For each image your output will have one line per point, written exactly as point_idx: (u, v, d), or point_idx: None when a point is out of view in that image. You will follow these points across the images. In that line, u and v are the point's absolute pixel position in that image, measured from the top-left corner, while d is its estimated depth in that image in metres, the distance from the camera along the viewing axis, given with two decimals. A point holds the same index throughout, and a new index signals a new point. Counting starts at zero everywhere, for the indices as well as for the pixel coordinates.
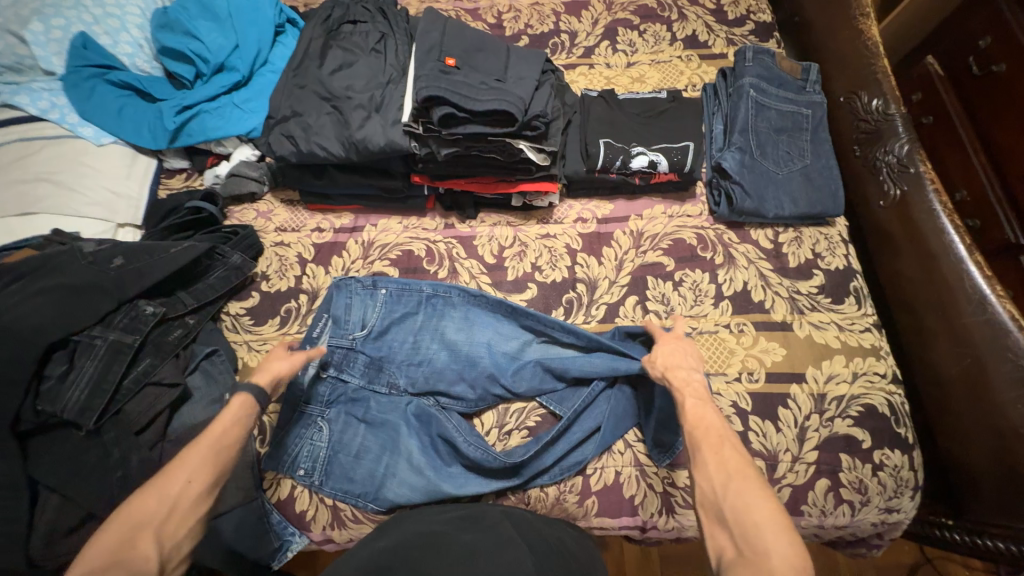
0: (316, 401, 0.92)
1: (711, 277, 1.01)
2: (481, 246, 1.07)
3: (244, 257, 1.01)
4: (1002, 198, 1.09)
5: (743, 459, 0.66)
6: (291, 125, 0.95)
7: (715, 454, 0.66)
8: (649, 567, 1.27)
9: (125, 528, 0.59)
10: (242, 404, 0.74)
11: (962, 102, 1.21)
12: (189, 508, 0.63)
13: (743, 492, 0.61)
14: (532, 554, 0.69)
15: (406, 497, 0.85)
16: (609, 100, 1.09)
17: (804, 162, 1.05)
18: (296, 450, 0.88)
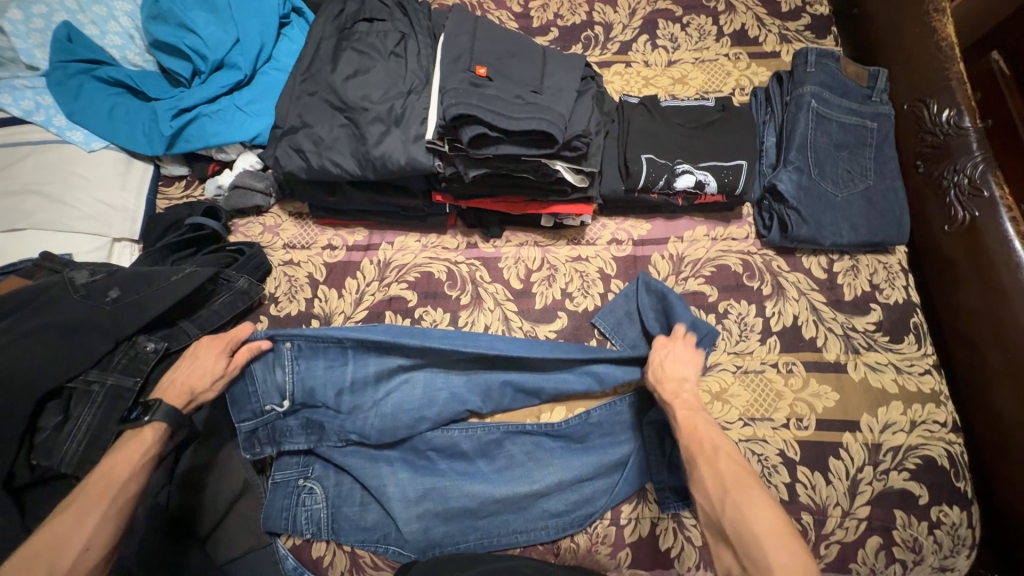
0: (286, 464, 0.86)
1: (758, 310, 0.93)
2: (506, 269, 0.99)
3: (250, 280, 0.93)
4: None
5: (742, 469, 0.68)
6: (300, 138, 0.85)
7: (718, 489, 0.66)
8: None
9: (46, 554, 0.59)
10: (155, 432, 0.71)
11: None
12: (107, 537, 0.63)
13: (742, 501, 0.63)
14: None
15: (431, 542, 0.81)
16: (651, 107, 0.98)
17: (865, 183, 0.95)
18: (292, 512, 0.82)
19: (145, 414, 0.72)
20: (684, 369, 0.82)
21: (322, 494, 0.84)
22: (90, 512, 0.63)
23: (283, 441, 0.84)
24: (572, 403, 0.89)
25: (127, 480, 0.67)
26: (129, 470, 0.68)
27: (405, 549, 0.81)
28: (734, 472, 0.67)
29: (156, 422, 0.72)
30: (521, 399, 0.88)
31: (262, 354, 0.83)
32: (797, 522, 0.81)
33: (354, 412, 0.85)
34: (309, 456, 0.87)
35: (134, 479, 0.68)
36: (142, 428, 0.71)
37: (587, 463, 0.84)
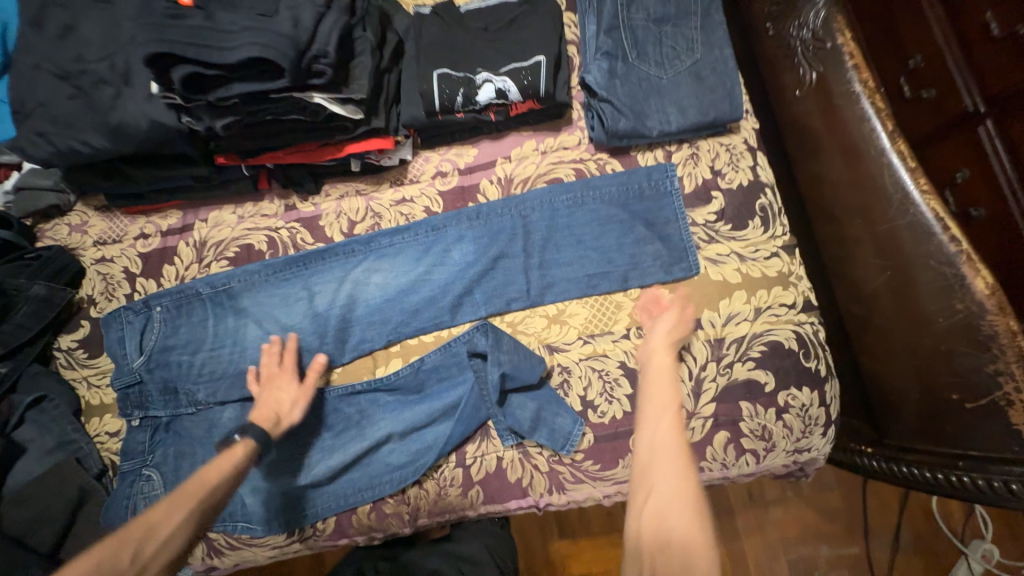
0: (130, 454, 0.83)
1: (590, 220, 0.86)
2: (328, 226, 0.92)
3: (50, 286, 0.87)
4: (962, 62, 0.87)
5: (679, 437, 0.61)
6: (39, 120, 0.76)
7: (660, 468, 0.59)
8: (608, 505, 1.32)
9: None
10: (244, 450, 0.72)
11: None
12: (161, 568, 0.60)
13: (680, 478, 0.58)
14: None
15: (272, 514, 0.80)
16: (446, 15, 0.86)
17: (692, 58, 0.84)
18: (128, 509, 0.79)
19: (238, 434, 0.73)
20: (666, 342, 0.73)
21: (160, 480, 0.81)
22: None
23: (147, 409, 0.85)
24: (407, 352, 0.85)
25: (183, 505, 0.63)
26: (219, 480, 0.67)
27: (253, 523, 0.80)
28: (671, 433, 0.62)
29: (248, 440, 0.73)
30: (368, 343, 0.85)
31: (120, 318, 0.87)
32: None
33: (204, 374, 0.85)
34: (154, 445, 0.84)
35: (220, 493, 0.67)
36: (233, 445, 0.72)
37: (422, 411, 0.82)
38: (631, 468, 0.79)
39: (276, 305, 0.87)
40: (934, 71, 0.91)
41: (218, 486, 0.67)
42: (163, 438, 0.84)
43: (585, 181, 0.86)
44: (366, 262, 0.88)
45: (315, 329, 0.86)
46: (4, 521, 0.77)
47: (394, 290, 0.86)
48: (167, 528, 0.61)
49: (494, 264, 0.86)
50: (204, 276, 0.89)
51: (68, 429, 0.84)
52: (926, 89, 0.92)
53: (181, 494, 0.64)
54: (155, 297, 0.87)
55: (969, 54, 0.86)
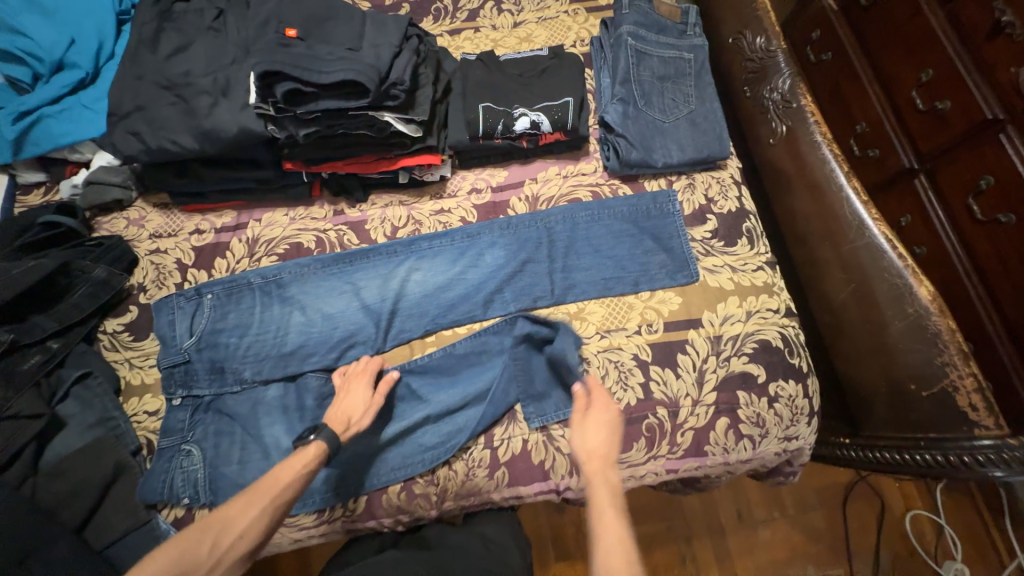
0: (171, 431, 0.87)
1: (606, 233, 1.00)
2: (373, 230, 1.03)
3: (110, 270, 0.94)
4: (898, 127, 1.10)
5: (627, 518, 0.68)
6: (136, 121, 0.87)
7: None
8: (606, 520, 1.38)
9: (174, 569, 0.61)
10: (315, 452, 0.76)
11: (857, 35, 1.18)
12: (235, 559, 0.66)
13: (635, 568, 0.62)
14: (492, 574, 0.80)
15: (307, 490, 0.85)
16: (488, 62, 1.04)
17: (688, 108, 1.04)
18: (166, 481, 0.83)
19: (311, 433, 0.78)
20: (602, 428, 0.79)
21: (200, 455, 0.85)
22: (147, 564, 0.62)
23: (191, 388, 0.89)
24: (442, 343, 0.94)
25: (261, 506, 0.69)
26: (289, 480, 0.72)
27: None
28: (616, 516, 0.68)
29: (320, 441, 0.77)
30: (407, 332, 0.94)
31: (173, 302, 0.93)
32: (654, 416, 0.88)
33: (250, 355, 0.91)
34: (194, 424, 0.88)
35: (290, 490, 0.72)
36: (307, 444, 0.77)
37: (455, 394, 0.90)
38: (644, 451, 0.88)
39: (323, 296, 0.96)
40: (876, 135, 1.14)
41: (286, 483, 0.72)
42: (202, 417, 0.89)
43: (601, 203, 1.02)
44: (408, 262, 0.99)
45: (358, 319, 0.95)
46: (38, 492, 0.79)
47: (433, 287, 0.97)
48: (242, 521, 0.67)
49: (524, 269, 0.98)
50: (256, 268, 0.98)
51: (108, 406, 0.87)
52: (872, 149, 1.15)
53: (254, 492, 0.70)
54: (207, 285, 0.95)
55: (902, 122, 1.09)
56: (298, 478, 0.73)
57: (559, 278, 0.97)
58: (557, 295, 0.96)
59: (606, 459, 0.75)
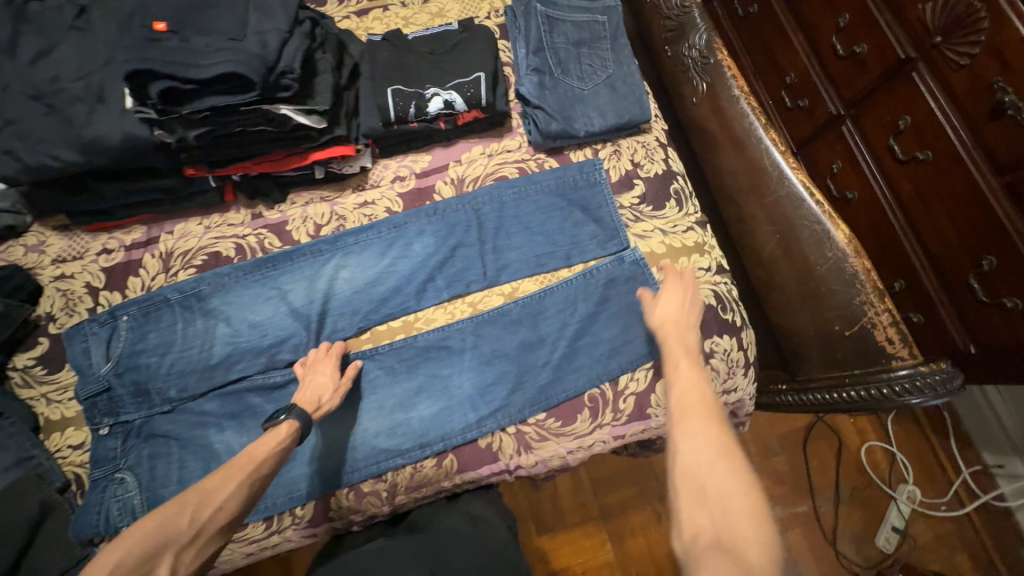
0: (100, 462, 0.82)
1: (534, 210, 0.98)
2: (295, 230, 0.98)
3: (9, 303, 0.88)
4: (823, 74, 1.08)
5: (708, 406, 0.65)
6: (6, 137, 0.80)
7: (681, 426, 0.63)
8: (583, 491, 1.41)
9: (153, 544, 0.58)
10: (291, 430, 0.75)
11: None
12: (210, 536, 0.63)
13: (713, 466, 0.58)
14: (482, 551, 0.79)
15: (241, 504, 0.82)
16: (395, 42, 0.99)
17: (607, 72, 1.01)
18: (102, 513, 0.79)
19: (283, 413, 0.77)
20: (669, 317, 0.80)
21: (134, 482, 0.82)
22: (116, 549, 0.56)
23: (117, 415, 0.85)
24: (377, 338, 0.92)
25: (251, 474, 0.69)
26: (265, 455, 0.71)
27: None
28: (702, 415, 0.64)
29: (292, 420, 0.76)
30: (340, 333, 0.92)
31: (83, 330, 0.88)
32: (596, 386, 0.89)
33: (175, 374, 0.87)
34: (127, 449, 0.84)
35: (267, 467, 0.71)
36: (279, 424, 0.75)
37: (396, 392, 0.89)
38: (588, 421, 0.89)
39: (247, 305, 0.92)
40: (802, 86, 1.13)
41: (264, 457, 0.71)
42: (135, 443, 0.84)
43: (528, 179, 1.00)
44: (333, 259, 0.96)
45: (286, 325, 0.91)
46: None
47: (362, 283, 0.94)
48: (222, 493, 0.65)
49: (455, 255, 0.96)
50: (172, 283, 0.93)
51: (26, 445, 0.82)
52: (801, 99, 1.13)
53: (230, 470, 0.68)
54: (116, 309, 0.89)
55: (826, 70, 1.08)
56: (274, 455, 0.72)
57: (491, 259, 0.96)
58: (488, 278, 0.94)
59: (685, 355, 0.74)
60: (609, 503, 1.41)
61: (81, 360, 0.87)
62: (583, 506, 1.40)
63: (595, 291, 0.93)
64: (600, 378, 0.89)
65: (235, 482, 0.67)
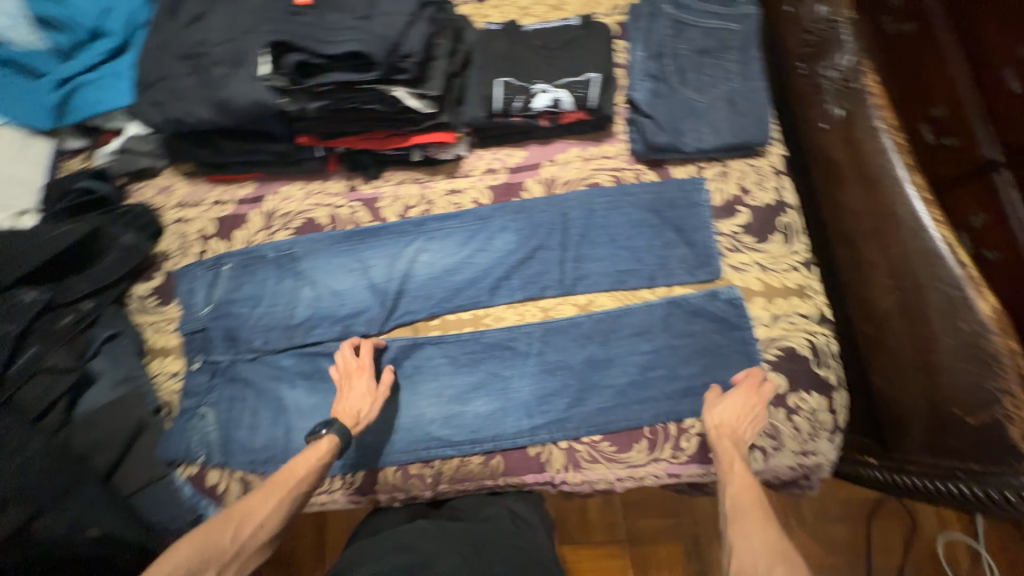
0: (190, 393, 0.91)
1: (624, 223, 0.94)
2: (385, 208, 1.01)
3: (138, 237, 0.98)
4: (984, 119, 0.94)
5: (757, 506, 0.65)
6: (158, 91, 0.89)
7: (739, 527, 0.63)
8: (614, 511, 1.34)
9: (196, 557, 0.63)
10: (327, 446, 0.77)
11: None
12: (253, 550, 0.67)
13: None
14: (516, 552, 0.75)
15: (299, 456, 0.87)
16: (511, 33, 0.98)
17: (729, 86, 0.94)
18: (185, 441, 0.89)
19: (323, 427, 0.78)
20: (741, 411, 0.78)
21: (214, 418, 0.90)
22: (166, 556, 0.63)
23: (208, 354, 0.93)
24: (445, 326, 0.93)
25: (287, 495, 0.72)
26: (303, 472, 0.74)
27: None
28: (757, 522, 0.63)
29: (333, 436, 0.77)
30: (411, 314, 0.93)
31: (194, 272, 0.98)
32: (660, 419, 0.84)
33: (262, 325, 0.94)
34: (210, 387, 0.92)
35: (306, 484, 0.74)
36: (320, 437, 0.77)
37: (455, 384, 0.90)
38: (645, 453, 0.84)
39: (331, 272, 0.97)
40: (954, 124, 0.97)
41: (305, 474, 0.74)
42: (219, 382, 0.92)
43: (622, 189, 0.96)
44: (416, 242, 0.97)
45: (363, 298, 0.95)
46: (71, 440, 0.86)
47: (440, 269, 0.95)
48: (262, 513, 0.69)
49: (534, 257, 0.94)
50: (271, 242, 1.00)
51: (135, 365, 0.93)
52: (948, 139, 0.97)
53: (272, 485, 0.72)
54: (223, 257, 0.98)
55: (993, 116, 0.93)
56: (314, 472, 0.75)
57: (570, 268, 0.93)
58: (564, 286, 0.92)
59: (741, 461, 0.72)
60: (639, 529, 1.34)
61: (186, 301, 0.97)
62: (612, 525, 1.34)
63: (676, 319, 0.88)
64: (665, 411, 0.84)
65: (277, 502, 0.70)
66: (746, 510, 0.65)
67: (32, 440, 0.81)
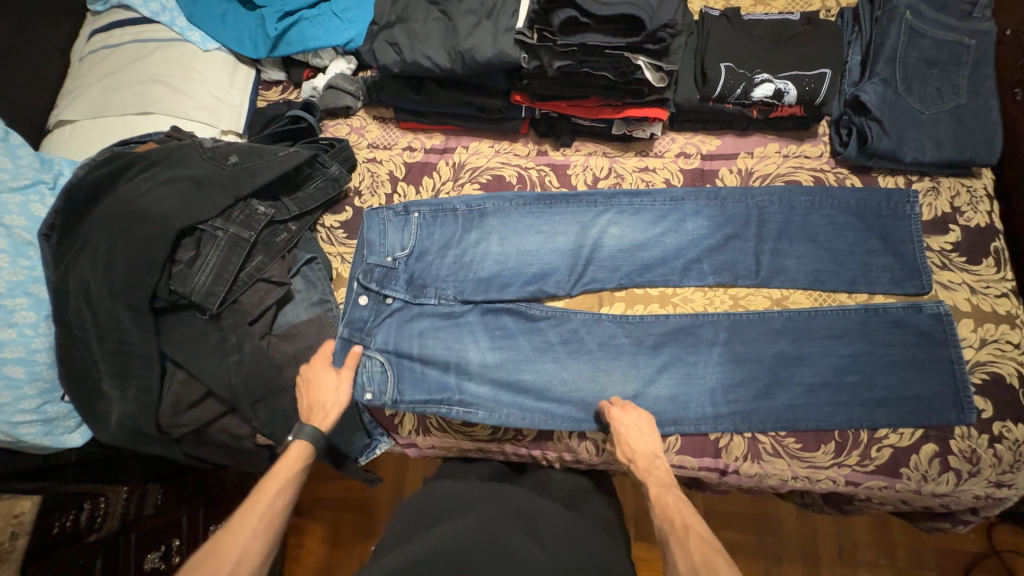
0: (354, 325, 0.92)
1: (825, 223, 0.92)
2: (575, 175, 1.02)
3: (340, 169, 1.02)
4: None
5: (712, 549, 0.66)
6: (396, 33, 0.93)
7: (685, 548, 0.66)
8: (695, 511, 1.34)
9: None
10: (297, 455, 0.78)
11: None
12: (247, 566, 0.68)
13: None
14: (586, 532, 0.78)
15: (477, 401, 0.89)
16: (733, 20, 0.98)
17: (956, 102, 0.91)
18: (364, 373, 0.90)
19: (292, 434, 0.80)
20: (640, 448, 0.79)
21: (388, 354, 0.91)
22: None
23: (384, 289, 0.95)
24: (631, 300, 0.94)
25: (258, 512, 0.71)
26: (280, 480, 0.75)
27: (472, 409, 0.88)
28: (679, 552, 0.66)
29: (301, 440, 0.79)
30: (597, 283, 0.95)
31: (376, 211, 0.98)
32: (851, 425, 0.83)
33: (453, 275, 0.97)
34: (376, 323, 0.94)
35: (285, 493, 0.74)
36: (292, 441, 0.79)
37: (637, 358, 0.91)
38: (830, 455, 0.83)
39: (520, 232, 0.98)
40: None
41: (280, 484, 0.74)
42: (387, 320, 0.94)
43: (827, 192, 0.93)
44: (610, 214, 0.98)
45: (546, 259, 0.96)
46: (271, 350, 0.91)
47: (630, 246, 0.96)
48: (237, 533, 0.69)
49: (729, 246, 0.93)
50: (460, 195, 1.01)
51: (328, 291, 0.95)
52: None
53: (253, 499, 0.72)
54: (410, 206, 0.99)
55: None
56: (291, 480, 0.76)
57: (764, 262, 0.92)
58: (758, 278, 0.92)
59: (675, 494, 0.73)
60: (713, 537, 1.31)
61: (376, 236, 0.97)
62: None
63: (876, 329, 0.86)
64: (857, 417, 0.84)
65: (254, 518, 0.71)
66: (686, 534, 0.67)
67: (248, 342, 0.86)
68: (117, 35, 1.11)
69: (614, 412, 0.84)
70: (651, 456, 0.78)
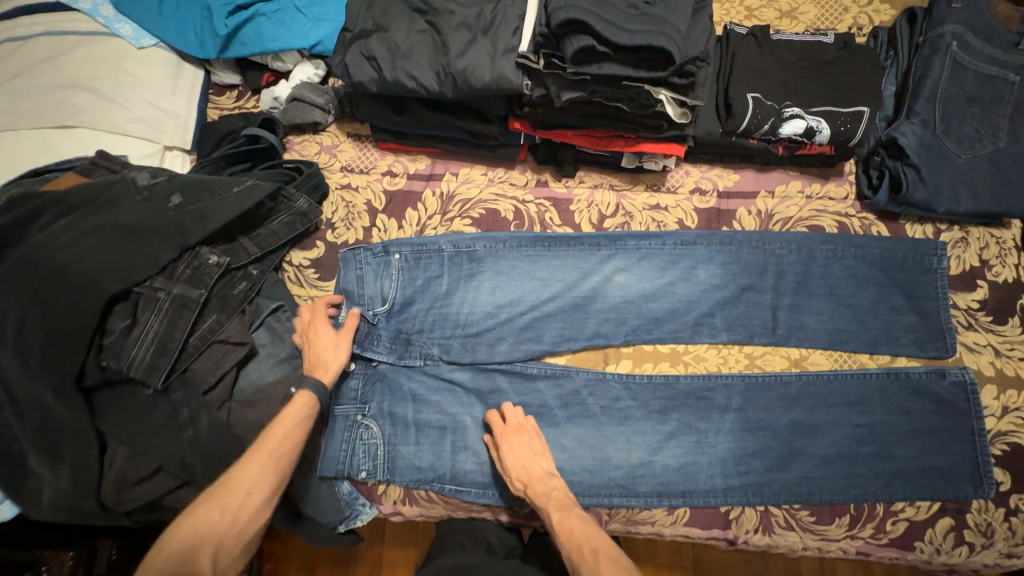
0: (346, 399, 0.84)
1: (849, 274, 0.85)
2: (578, 213, 0.91)
3: (309, 202, 0.88)
4: None
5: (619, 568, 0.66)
6: (374, 44, 0.78)
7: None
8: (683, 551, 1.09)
9: (191, 537, 0.65)
10: (305, 403, 0.73)
11: None
12: (248, 518, 0.67)
13: None
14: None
15: (473, 474, 0.82)
16: (761, 40, 0.86)
17: (995, 146, 0.83)
18: (348, 454, 0.82)
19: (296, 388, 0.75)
20: (535, 464, 0.77)
21: (379, 431, 0.83)
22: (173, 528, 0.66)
23: (366, 350, 0.85)
24: (639, 357, 0.86)
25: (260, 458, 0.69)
26: (280, 434, 0.70)
27: (465, 487, 0.82)
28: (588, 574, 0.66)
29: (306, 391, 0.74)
30: (604, 337, 0.86)
31: (349, 259, 0.86)
32: (867, 497, 0.79)
33: (439, 330, 0.86)
34: (367, 393, 0.85)
35: (288, 447, 0.70)
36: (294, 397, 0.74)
37: (644, 424, 0.83)
38: (844, 528, 0.79)
39: (518, 278, 0.87)
40: None
41: (278, 439, 0.70)
42: (373, 387, 0.85)
43: (852, 241, 0.86)
44: (614, 261, 0.88)
45: (546, 311, 0.86)
46: (234, 419, 0.78)
47: (638, 297, 0.87)
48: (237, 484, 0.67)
49: (746, 298, 0.85)
50: (446, 234, 0.89)
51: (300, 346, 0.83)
52: None
53: (254, 452, 0.69)
54: (388, 247, 0.87)
55: None
56: (290, 439, 0.71)
57: (783, 318, 0.85)
58: (775, 336, 0.84)
59: (578, 516, 0.73)
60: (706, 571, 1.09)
61: (354, 283, 0.85)
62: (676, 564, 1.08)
63: (894, 394, 0.81)
64: (875, 489, 0.79)
65: (257, 470, 0.68)
66: (596, 559, 0.68)
67: (204, 416, 0.74)
68: (28, 25, 0.92)
69: (501, 430, 0.79)
70: (546, 478, 0.76)
